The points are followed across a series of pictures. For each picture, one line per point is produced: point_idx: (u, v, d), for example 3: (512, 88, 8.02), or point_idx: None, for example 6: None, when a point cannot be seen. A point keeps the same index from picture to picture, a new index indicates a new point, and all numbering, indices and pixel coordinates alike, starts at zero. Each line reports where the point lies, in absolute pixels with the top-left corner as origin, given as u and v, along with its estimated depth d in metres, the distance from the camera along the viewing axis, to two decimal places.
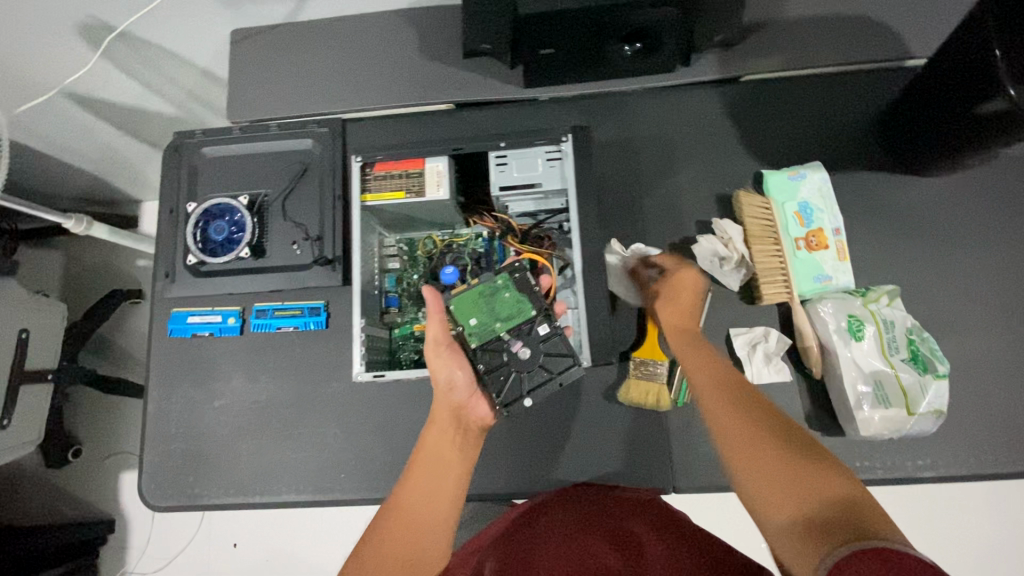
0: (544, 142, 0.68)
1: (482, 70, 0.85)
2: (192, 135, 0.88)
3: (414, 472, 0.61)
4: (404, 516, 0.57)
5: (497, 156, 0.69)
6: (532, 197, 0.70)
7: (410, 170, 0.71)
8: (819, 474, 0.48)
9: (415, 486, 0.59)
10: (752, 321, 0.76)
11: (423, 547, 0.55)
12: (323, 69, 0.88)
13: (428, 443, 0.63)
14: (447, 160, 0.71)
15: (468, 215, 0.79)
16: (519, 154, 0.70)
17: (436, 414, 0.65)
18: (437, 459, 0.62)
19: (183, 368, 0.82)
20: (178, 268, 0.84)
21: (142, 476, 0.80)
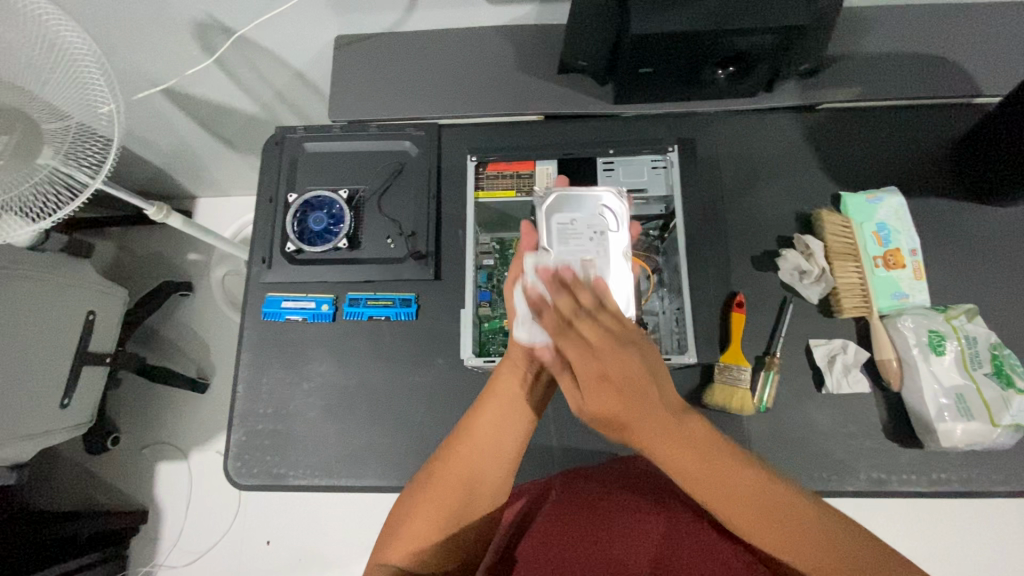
0: (651, 152, 0.84)
1: (573, 85, 0.90)
2: (294, 130, 0.92)
3: (486, 402, 0.66)
4: (474, 443, 0.64)
5: (606, 163, 0.85)
6: (636, 198, 0.83)
7: (522, 172, 0.84)
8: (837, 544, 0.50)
9: (486, 414, 0.65)
10: (830, 332, 0.80)
11: (483, 475, 0.63)
12: (422, 74, 0.92)
13: (501, 376, 0.67)
14: (556, 164, 0.85)
15: None
16: (627, 162, 0.85)
17: (511, 349, 0.68)
18: (507, 399, 0.66)
19: (276, 350, 0.85)
20: (276, 255, 0.87)
21: (229, 452, 0.82)
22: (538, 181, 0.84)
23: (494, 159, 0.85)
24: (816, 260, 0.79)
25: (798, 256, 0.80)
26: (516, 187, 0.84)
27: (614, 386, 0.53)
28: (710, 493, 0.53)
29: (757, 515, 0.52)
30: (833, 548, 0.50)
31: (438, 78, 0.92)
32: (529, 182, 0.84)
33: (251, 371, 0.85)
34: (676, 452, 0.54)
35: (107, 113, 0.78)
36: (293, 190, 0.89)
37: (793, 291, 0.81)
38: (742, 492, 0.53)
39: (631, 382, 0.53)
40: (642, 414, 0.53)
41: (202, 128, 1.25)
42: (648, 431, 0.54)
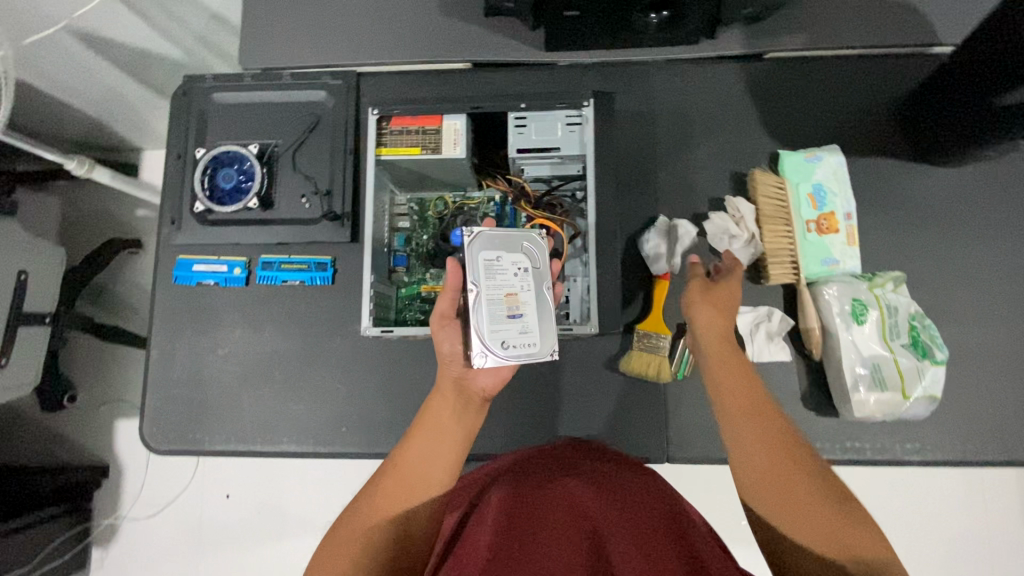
0: (564, 107, 0.76)
1: (502, 31, 0.83)
2: (203, 79, 0.86)
3: (415, 434, 0.61)
4: (399, 478, 0.58)
5: (516, 118, 0.77)
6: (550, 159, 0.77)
7: (428, 127, 0.76)
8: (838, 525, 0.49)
9: (414, 447, 0.60)
10: (755, 299, 0.77)
11: (412, 515, 0.56)
12: (339, 18, 0.85)
13: (431, 408, 0.63)
14: (465, 120, 0.76)
15: (481, 177, 0.82)
16: (541, 116, 0.77)
17: (440, 382, 0.66)
18: (437, 429, 0.62)
19: (190, 315, 0.83)
20: (185, 215, 0.83)
21: (145, 417, 0.81)
22: (443, 141, 0.75)
23: (398, 113, 0.77)
24: (745, 224, 0.76)
25: (726, 220, 0.76)
26: (421, 145, 0.76)
27: (723, 329, 0.65)
28: (770, 460, 0.53)
29: (793, 493, 0.51)
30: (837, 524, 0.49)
31: (357, 22, 0.85)
32: (435, 139, 0.76)
33: (164, 337, 0.82)
34: (746, 417, 0.57)
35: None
36: (201, 145, 0.83)
37: (723, 256, 0.77)
38: (800, 467, 0.53)
39: (725, 360, 0.63)
40: (726, 367, 0.62)
41: (127, 76, 1.18)
42: (735, 385, 0.60)
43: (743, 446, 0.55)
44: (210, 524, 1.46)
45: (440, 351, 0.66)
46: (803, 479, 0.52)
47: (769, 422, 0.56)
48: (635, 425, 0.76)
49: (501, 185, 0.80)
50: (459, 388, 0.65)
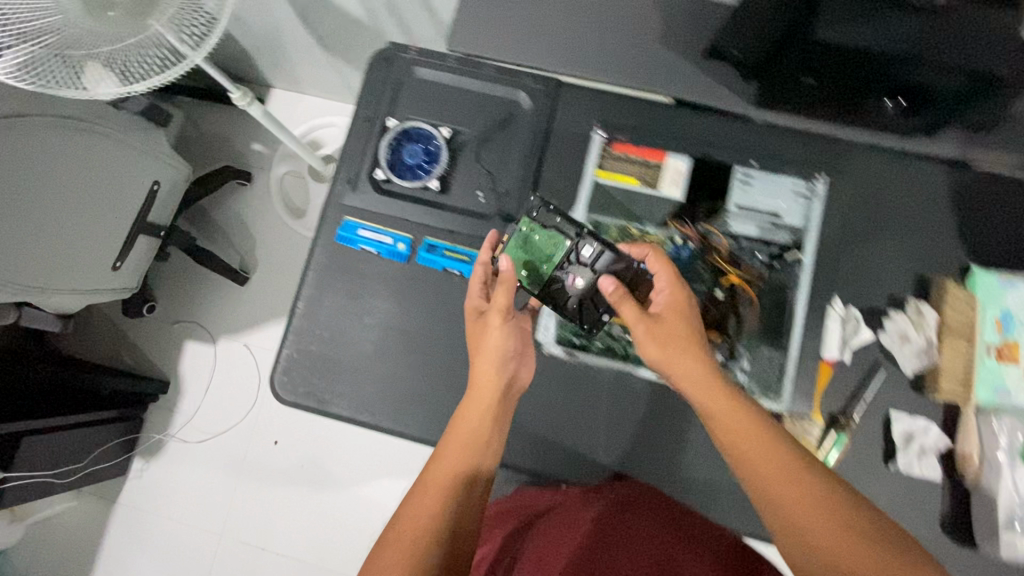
0: (796, 179, 0.79)
1: (715, 76, 0.83)
2: (407, 50, 0.86)
3: (454, 432, 0.68)
4: (444, 477, 0.64)
5: (745, 177, 0.80)
6: (766, 224, 0.79)
7: (651, 161, 0.80)
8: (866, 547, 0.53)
9: (455, 446, 0.66)
10: (914, 407, 0.75)
11: (464, 516, 0.62)
12: (554, 21, 0.85)
13: (470, 405, 0.69)
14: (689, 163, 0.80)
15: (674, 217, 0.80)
16: (770, 182, 0.80)
17: (478, 380, 0.70)
18: (478, 429, 0.67)
19: (342, 277, 0.83)
20: (362, 178, 0.84)
21: (278, 366, 0.81)
22: (662, 177, 0.80)
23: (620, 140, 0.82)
24: (924, 332, 0.75)
25: (906, 323, 0.75)
26: (640, 176, 0.80)
27: (679, 349, 0.66)
28: (770, 471, 0.58)
29: (816, 504, 0.56)
30: (863, 531, 0.54)
31: (571, 29, 0.85)
32: (654, 174, 0.81)
33: (312, 292, 0.83)
34: (747, 439, 0.60)
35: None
36: (393, 115, 0.84)
37: (889, 358, 0.76)
38: (804, 477, 0.57)
39: (705, 381, 0.64)
40: (712, 393, 0.63)
41: (302, 18, 1.19)
42: (725, 413, 0.62)
43: (756, 459, 0.59)
44: (254, 463, 1.49)
45: (484, 344, 0.71)
46: (855, 532, 0.54)
47: (778, 443, 0.60)
48: None
49: (686, 229, 0.79)
50: (501, 390, 0.70)
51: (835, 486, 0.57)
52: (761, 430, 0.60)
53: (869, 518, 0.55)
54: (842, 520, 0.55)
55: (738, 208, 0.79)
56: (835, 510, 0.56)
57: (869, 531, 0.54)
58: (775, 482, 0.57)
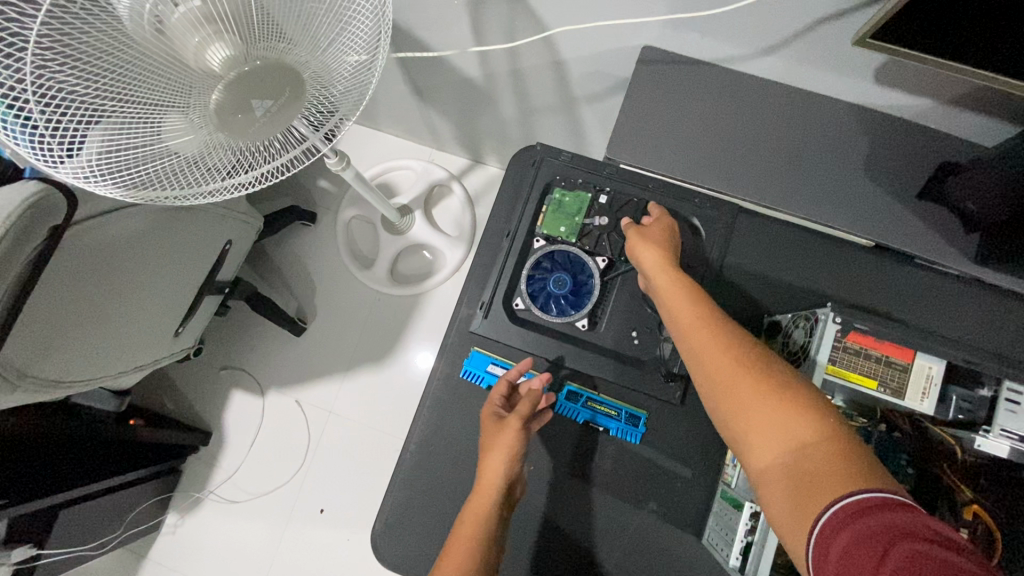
0: None
1: (927, 221, 0.69)
2: (557, 153, 0.73)
3: (451, 550, 0.61)
4: None
5: (1010, 391, 0.54)
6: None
7: (895, 360, 0.55)
8: (814, 471, 0.46)
9: (450, 564, 0.59)
10: None
11: None
12: (737, 137, 0.72)
13: (467, 514, 0.62)
14: (947, 366, 0.55)
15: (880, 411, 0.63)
16: None
17: (480, 489, 0.63)
18: (471, 534, 0.61)
19: (461, 418, 0.71)
20: (494, 303, 0.71)
21: (382, 519, 0.69)
22: (911, 385, 0.55)
23: (862, 328, 0.54)
24: None
25: None
26: (880, 378, 0.55)
27: (690, 296, 0.61)
28: (740, 403, 0.52)
29: (764, 424, 0.50)
30: (815, 461, 0.47)
31: (756, 147, 0.72)
32: (900, 377, 0.55)
33: (427, 433, 0.71)
34: (720, 381, 0.55)
35: (354, 64, 0.56)
36: (539, 232, 0.72)
37: None
38: (785, 402, 0.50)
39: (701, 333, 0.58)
40: (705, 332, 0.58)
41: (405, 70, 1.06)
42: (708, 348, 0.57)
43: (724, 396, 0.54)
44: (294, 534, 1.36)
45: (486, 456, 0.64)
46: (838, 467, 0.45)
47: (766, 377, 0.53)
48: None
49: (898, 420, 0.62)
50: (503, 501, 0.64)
51: (820, 415, 0.49)
52: (737, 361, 0.54)
53: (850, 452, 0.46)
54: (813, 452, 0.47)
55: (1001, 432, 0.54)
56: (811, 445, 0.48)
57: (815, 463, 0.46)
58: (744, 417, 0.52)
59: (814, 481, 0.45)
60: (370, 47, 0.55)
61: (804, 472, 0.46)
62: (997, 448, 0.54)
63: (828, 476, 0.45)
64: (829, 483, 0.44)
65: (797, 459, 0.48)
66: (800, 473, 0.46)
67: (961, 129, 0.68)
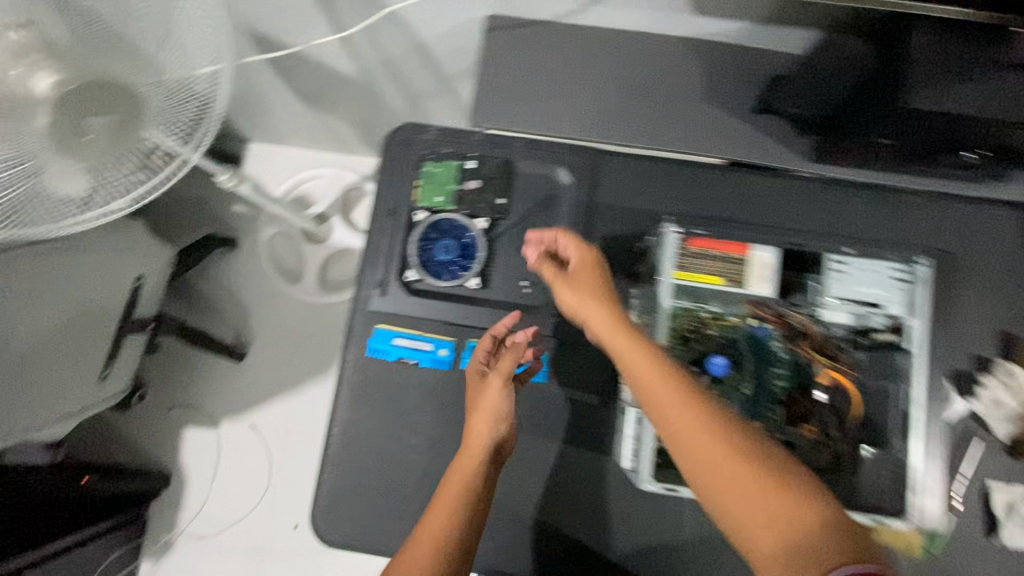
0: (894, 261, 0.71)
1: (767, 132, 0.76)
2: (425, 129, 0.77)
3: (437, 506, 0.61)
4: (433, 544, 0.58)
5: (836, 262, 0.71)
6: (864, 314, 0.70)
7: (733, 256, 0.70)
8: (789, 523, 0.47)
9: (436, 518, 0.60)
10: (1012, 474, 0.71)
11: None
12: (587, 86, 0.77)
13: (454, 469, 0.63)
14: (774, 253, 0.70)
15: (750, 307, 0.69)
16: (862, 266, 0.71)
17: (470, 442, 0.64)
18: (459, 491, 0.62)
19: (378, 394, 0.74)
20: (389, 280, 0.74)
21: (318, 504, 0.72)
22: (748, 273, 0.70)
23: (701, 236, 0.71)
24: (1018, 395, 0.70)
25: (997, 388, 0.70)
26: (722, 274, 0.70)
27: (631, 331, 0.59)
28: (711, 455, 0.50)
29: (737, 478, 0.49)
30: (788, 511, 0.47)
31: (606, 92, 0.77)
32: (739, 269, 0.70)
33: (347, 415, 0.74)
34: (686, 426, 0.52)
35: (207, 75, 0.62)
36: (418, 206, 0.75)
37: (981, 422, 0.71)
38: (753, 453, 0.50)
39: (653, 372, 0.55)
40: (654, 372, 0.55)
41: (285, 79, 1.07)
42: (664, 391, 0.54)
43: (682, 441, 0.52)
44: (273, 553, 1.36)
45: (478, 404, 0.66)
46: (808, 517, 0.47)
47: (730, 424, 0.52)
48: None
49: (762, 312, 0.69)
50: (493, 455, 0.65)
51: (779, 460, 0.50)
52: (698, 406, 0.52)
53: (816, 496, 0.48)
54: (786, 502, 0.48)
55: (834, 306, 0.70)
56: (787, 496, 0.48)
57: (792, 515, 0.47)
58: (715, 469, 0.50)
59: (791, 534, 0.46)
60: (217, 57, 0.62)
61: (783, 526, 0.47)
62: (834, 316, 0.70)
63: (806, 525, 0.46)
64: (812, 535, 0.46)
65: (778, 513, 0.47)
66: (784, 526, 0.47)
67: (780, 45, 0.75)
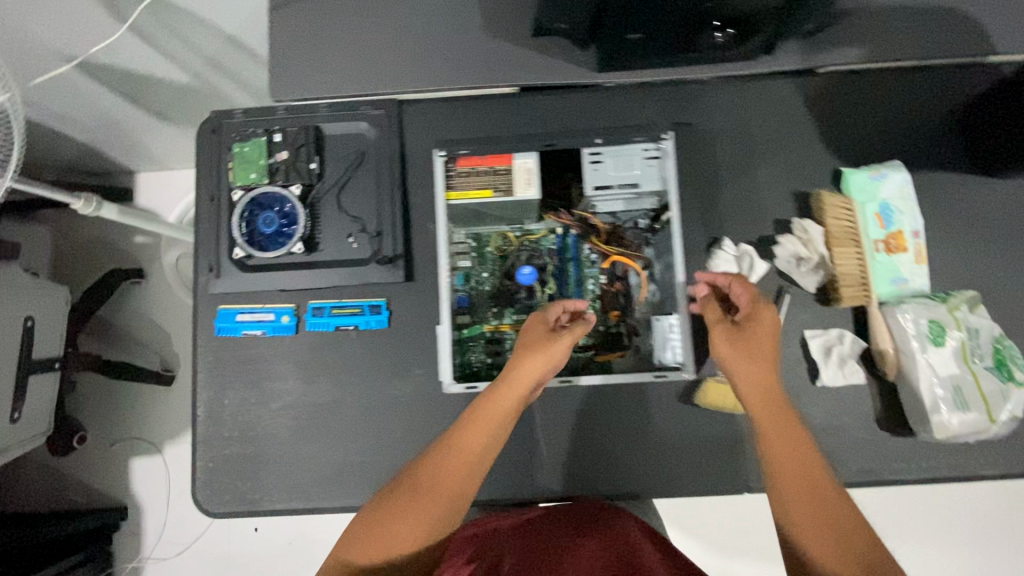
0: (644, 141, 0.75)
1: (551, 51, 0.79)
2: (231, 114, 0.80)
3: (466, 437, 0.63)
4: (453, 470, 0.61)
5: (591, 154, 0.75)
6: (627, 196, 0.75)
7: (498, 167, 0.73)
8: (864, 548, 0.53)
9: (463, 447, 0.62)
10: (826, 321, 0.76)
11: (459, 502, 0.61)
12: (375, 42, 0.79)
13: (489, 409, 0.64)
14: (535, 157, 0.73)
15: (545, 211, 0.78)
16: (617, 151, 0.75)
17: (511, 389, 0.64)
18: (492, 433, 0.63)
19: (235, 368, 0.78)
20: (223, 262, 0.78)
21: (197, 480, 0.77)
22: (515, 180, 0.73)
23: (466, 153, 0.74)
24: (814, 247, 0.75)
25: (795, 244, 0.75)
26: (492, 186, 0.73)
27: (752, 357, 0.62)
28: (806, 485, 0.56)
29: (807, 501, 0.56)
30: (849, 527, 0.54)
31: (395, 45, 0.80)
32: (507, 179, 0.73)
33: (210, 394, 0.78)
34: (791, 459, 0.58)
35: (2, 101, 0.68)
36: (235, 185, 0.78)
37: (790, 280, 0.77)
38: (826, 487, 0.56)
39: (775, 415, 0.60)
40: (786, 417, 0.60)
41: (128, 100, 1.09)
42: (774, 424, 0.59)
43: (785, 473, 0.57)
44: (239, 558, 1.41)
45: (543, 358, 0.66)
46: (848, 541, 0.53)
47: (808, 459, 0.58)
48: (709, 459, 0.74)
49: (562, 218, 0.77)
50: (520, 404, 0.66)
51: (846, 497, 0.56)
52: (794, 441, 0.58)
53: (852, 521, 0.55)
54: (852, 522, 0.54)
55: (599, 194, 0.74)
56: (834, 522, 0.54)
57: (845, 530, 0.54)
58: (797, 495, 0.56)
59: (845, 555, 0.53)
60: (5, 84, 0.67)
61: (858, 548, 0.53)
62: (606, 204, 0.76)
63: (858, 541, 0.53)
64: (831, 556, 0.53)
65: (830, 535, 0.54)
66: (830, 546, 0.53)
67: None
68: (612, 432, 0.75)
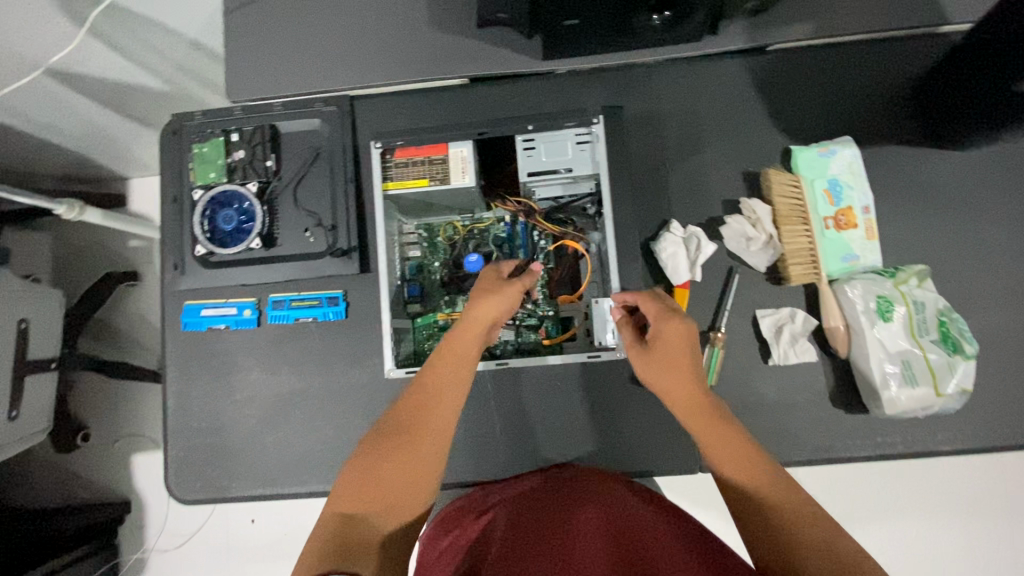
0: (575, 125, 0.76)
1: (497, 42, 0.80)
2: (191, 116, 0.83)
3: (423, 390, 0.66)
4: (419, 427, 0.64)
5: (525, 140, 0.77)
6: (563, 180, 0.77)
7: (434, 157, 0.77)
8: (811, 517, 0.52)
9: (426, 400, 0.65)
10: (778, 300, 0.76)
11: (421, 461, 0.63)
12: (328, 41, 0.82)
13: (442, 362, 0.67)
14: (471, 146, 0.77)
15: (490, 199, 0.81)
16: (550, 136, 0.77)
17: (464, 339, 0.68)
18: (449, 386, 0.67)
19: (202, 361, 0.81)
20: (187, 260, 0.81)
21: (169, 468, 0.80)
22: (451, 168, 0.76)
23: (402, 144, 0.78)
24: (762, 226, 0.75)
25: (742, 223, 0.75)
26: (429, 175, 0.77)
27: (669, 366, 0.65)
28: (743, 470, 0.57)
29: (749, 481, 0.56)
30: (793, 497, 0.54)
31: (346, 43, 0.82)
32: (442, 168, 0.77)
33: (180, 387, 0.81)
34: (723, 449, 0.59)
35: None
36: (196, 186, 0.81)
37: (740, 259, 0.77)
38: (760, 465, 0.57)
39: (698, 415, 0.62)
40: (709, 413, 0.62)
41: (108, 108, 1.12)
42: (699, 422, 0.61)
43: (725, 462, 0.58)
44: (236, 550, 1.45)
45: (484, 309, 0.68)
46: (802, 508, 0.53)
47: (740, 443, 0.59)
48: (661, 439, 0.75)
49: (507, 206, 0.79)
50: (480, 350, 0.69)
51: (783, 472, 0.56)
52: (722, 432, 0.60)
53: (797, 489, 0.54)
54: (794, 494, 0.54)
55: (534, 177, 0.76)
56: (782, 493, 0.54)
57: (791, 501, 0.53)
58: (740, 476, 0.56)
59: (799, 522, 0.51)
60: None
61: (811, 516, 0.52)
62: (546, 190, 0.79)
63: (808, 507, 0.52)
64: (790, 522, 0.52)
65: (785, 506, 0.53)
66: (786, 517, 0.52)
67: None
68: (565, 414, 0.76)
